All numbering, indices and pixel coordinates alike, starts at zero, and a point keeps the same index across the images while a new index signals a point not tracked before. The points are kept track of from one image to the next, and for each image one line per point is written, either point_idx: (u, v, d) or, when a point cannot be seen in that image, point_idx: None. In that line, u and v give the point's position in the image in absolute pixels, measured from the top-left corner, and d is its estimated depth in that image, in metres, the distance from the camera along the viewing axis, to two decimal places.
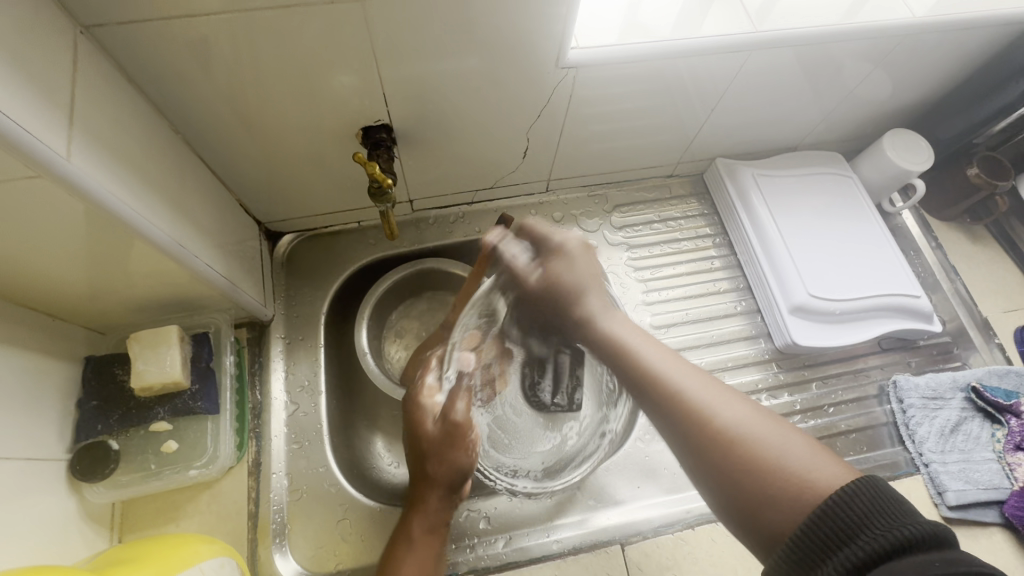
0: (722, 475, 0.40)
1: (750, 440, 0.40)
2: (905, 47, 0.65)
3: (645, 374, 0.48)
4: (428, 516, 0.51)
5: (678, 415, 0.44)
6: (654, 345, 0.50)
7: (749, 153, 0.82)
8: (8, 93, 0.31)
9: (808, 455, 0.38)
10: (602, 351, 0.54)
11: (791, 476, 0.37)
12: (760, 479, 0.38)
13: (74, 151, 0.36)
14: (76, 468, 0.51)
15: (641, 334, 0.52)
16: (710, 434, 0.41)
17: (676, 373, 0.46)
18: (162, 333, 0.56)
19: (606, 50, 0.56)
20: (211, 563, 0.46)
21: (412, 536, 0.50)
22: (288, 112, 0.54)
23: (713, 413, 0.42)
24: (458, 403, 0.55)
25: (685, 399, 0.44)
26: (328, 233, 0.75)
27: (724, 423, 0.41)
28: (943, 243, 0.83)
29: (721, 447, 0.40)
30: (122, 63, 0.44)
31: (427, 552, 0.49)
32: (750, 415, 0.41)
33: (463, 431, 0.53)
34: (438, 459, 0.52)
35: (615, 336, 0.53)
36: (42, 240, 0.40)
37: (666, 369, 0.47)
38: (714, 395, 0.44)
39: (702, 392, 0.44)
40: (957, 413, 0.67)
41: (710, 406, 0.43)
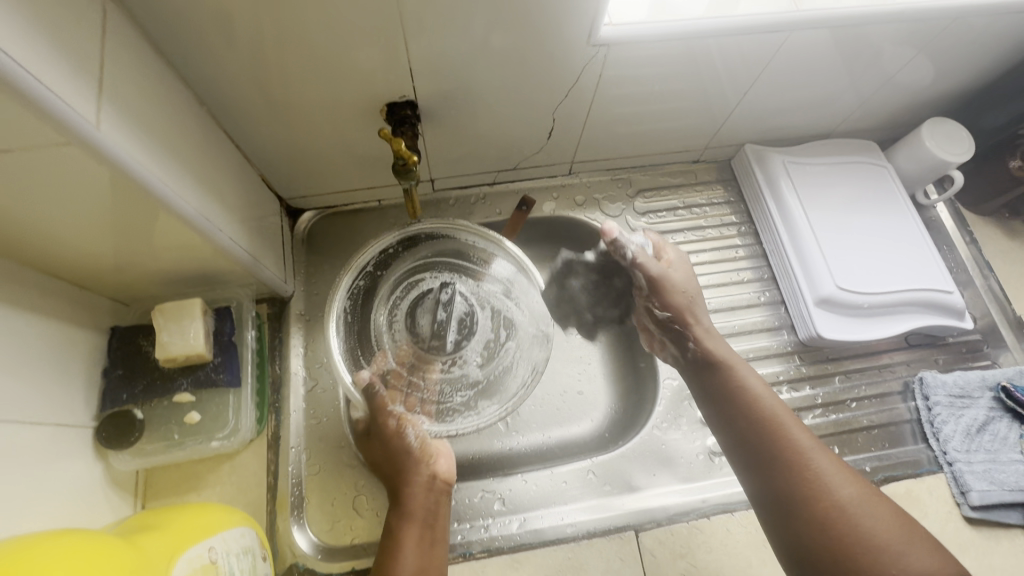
0: (820, 543, 0.45)
1: (864, 523, 0.45)
2: (951, 31, 0.62)
3: (765, 425, 0.52)
4: (404, 506, 0.53)
5: (793, 484, 0.48)
6: (772, 398, 0.54)
7: (779, 139, 0.80)
8: (37, 57, 0.31)
9: (906, 544, 0.44)
10: (713, 392, 0.57)
11: (893, 563, 0.43)
12: (862, 559, 0.44)
13: (103, 120, 0.36)
14: (102, 435, 0.52)
15: (768, 391, 0.55)
16: (816, 504, 0.47)
17: (797, 438, 0.51)
18: (186, 306, 0.56)
19: (640, 27, 0.54)
20: (234, 533, 0.48)
21: (398, 527, 0.52)
22: (313, 86, 0.53)
23: (830, 486, 0.47)
24: (382, 401, 0.57)
25: (808, 468, 0.49)
26: (349, 211, 0.75)
27: (833, 497, 0.47)
28: (978, 237, 0.80)
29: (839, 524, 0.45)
30: (148, 31, 0.44)
31: (417, 535, 0.51)
32: (861, 497, 0.47)
33: (393, 431, 0.56)
34: (388, 456, 0.56)
35: (734, 381, 0.56)
36: (70, 209, 0.40)
37: (794, 438, 0.51)
38: (833, 470, 0.48)
39: (816, 464, 0.49)
40: (985, 412, 0.65)
41: (824, 480, 0.48)
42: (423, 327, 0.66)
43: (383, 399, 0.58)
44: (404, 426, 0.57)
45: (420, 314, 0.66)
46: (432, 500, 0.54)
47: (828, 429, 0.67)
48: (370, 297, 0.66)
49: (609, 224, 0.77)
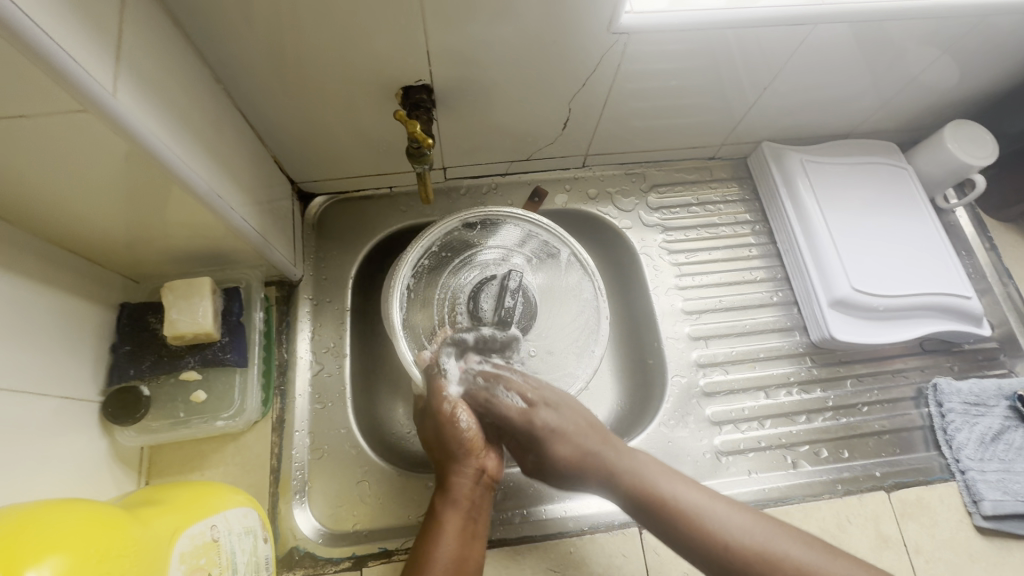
0: None
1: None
2: (978, 31, 0.61)
3: (692, 525, 0.49)
4: (451, 493, 0.53)
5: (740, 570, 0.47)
6: (688, 488, 0.52)
7: (797, 138, 0.79)
8: (57, 24, 0.31)
9: None
10: (633, 506, 0.52)
11: None
12: None
13: (120, 90, 0.36)
14: (108, 412, 0.52)
15: (670, 475, 0.53)
16: None
17: (723, 514, 0.50)
18: (196, 284, 0.56)
19: (661, 16, 0.53)
20: (236, 513, 0.48)
21: (440, 513, 0.52)
22: (330, 68, 0.53)
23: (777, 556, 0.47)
24: (439, 385, 0.55)
25: (745, 545, 0.48)
26: (360, 197, 0.75)
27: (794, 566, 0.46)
28: (998, 244, 0.78)
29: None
30: (167, 5, 0.44)
31: (458, 526, 0.51)
32: (801, 549, 0.48)
33: (447, 416, 0.54)
34: (442, 443, 0.55)
35: (648, 483, 0.52)
36: (83, 180, 0.40)
37: (714, 511, 0.50)
38: (763, 531, 0.49)
39: (759, 539, 0.48)
40: (1001, 421, 0.64)
41: (777, 552, 0.47)
42: (484, 312, 0.63)
43: (439, 377, 0.56)
44: (459, 412, 0.55)
45: (482, 298, 0.64)
46: (478, 492, 0.53)
47: (838, 433, 0.66)
48: (431, 278, 0.65)
49: (621, 218, 0.77)
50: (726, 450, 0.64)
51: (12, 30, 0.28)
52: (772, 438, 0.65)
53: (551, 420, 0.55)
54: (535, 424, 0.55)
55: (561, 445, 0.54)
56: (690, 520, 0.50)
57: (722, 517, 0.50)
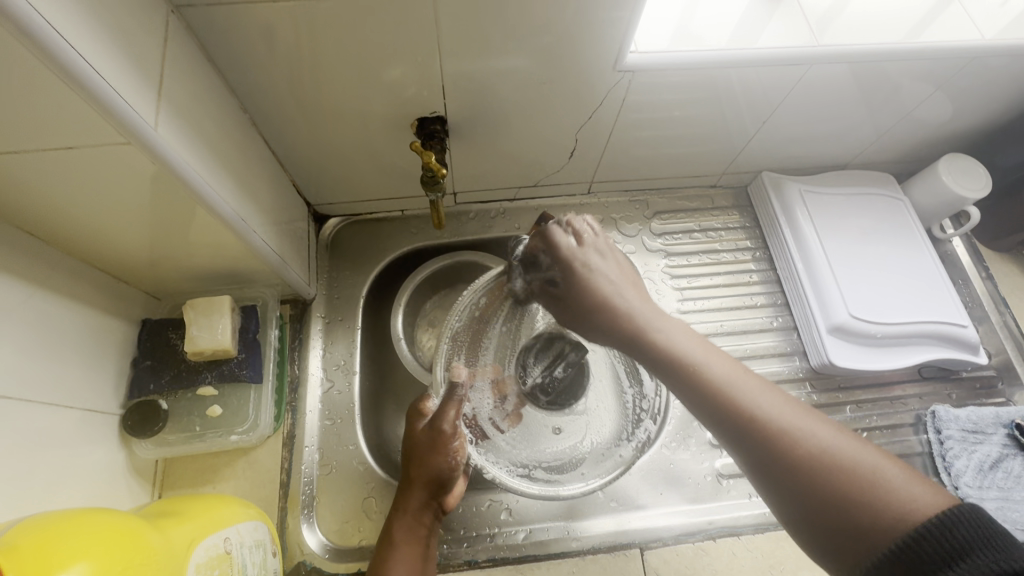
0: (806, 512, 0.35)
1: (840, 460, 0.35)
2: (970, 70, 0.63)
3: (705, 384, 0.41)
4: (408, 518, 0.54)
5: (749, 434, 0.38)
6: (720, 359, 0.43)
7: (796, 168, 0.81)
8: (109, 66, 0.34)
9: (911, 485, 0.33)
10: (649, 361, 0.46)
11: (897, 511, 0.32)
12: (863, 509, 0.33)
13: (160, 123, 0.39)
14: (127, 423, 0.54)
15: (726, 364, 0.43)
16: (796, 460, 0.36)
17: (739, 385, 0.41)
18: (215, 302, 0.58)
19: (664, 56, 0.56)
20: (248, 525, 0.49)
21: (394, 535, 0.53)
22: (349, 100, 0.56)
23: (791, 436, 0.37)
24: (449, 410, 0.54)
25: (759, 417, 0.38)
26: (372, 219, 0.77)
27: (808, 445, 0.36)
28: (994, 274, 0.80)
29: (817, 473, 0.35)
30: (202, 42, 0.47)
31: (411, 554, 0.52)
32: (832, 435, 0.36)
33: (444, 438, 0.54)
34: (419, 462, 0.54)
35: (670, 346, 0.45)
36: (117, 203, 0.43)
37: (732, 384, 0.41)
38: (791, 413, 0.38)
39: (776, 412, 0.38)
40: (999, 449, 0.65)
41: (791, 426, 0.37)
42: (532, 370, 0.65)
43: (454, 401, 0.54)
44: (455, 441, 0.55)
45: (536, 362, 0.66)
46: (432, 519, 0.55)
47: None
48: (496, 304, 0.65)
49: (625, 243, 0.79)
50: (727, 473, 0.64)
51: (72, 73, 0.31)
52: None
53: (601, 265, 0.53)
54: (581, 265, 0.53)
55: (597, 272, 0.52)
56: (710, 386, 0.41)
57: (740, 391, 0.40)
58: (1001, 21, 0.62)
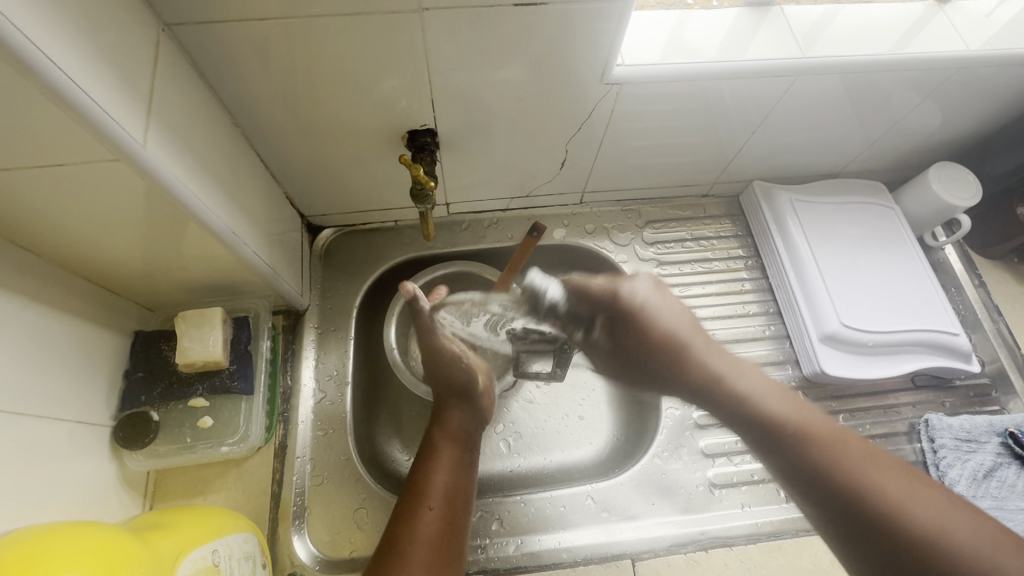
0: (875, 550, 0.45)
1: (934, 527, 0.43)
2: (956, 80, 0.64)
3: (782, 428, 0.55)
4: (445, 428, 0.60)
5: (821, 480, 0.50)
6: (785, 403, 0.57)
7: (787, 176, 0.82)
8: (99, 85, 0.35)
9: (949, 515, 0.44)
10: (728, 415, 0.60)
11: (952, 545, 0.42)
12: (926, 551, 0.42)
13: (149, 140, 0.39)
14: (120, 435, 0.55)
15: (852, 437, 0.52)
16: (872, 504, 0.46)
17: (857, 456, 0.50)
18: (207, 314, 0.59)
19: (652, 68, 0.56)
20: (237, 538, 0.50)
21: (437, 443, 0.58)
22: (341, 114, 0.57)
23: (902, 505, 0.45)
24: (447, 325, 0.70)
25: (838, 460, 0.50)
26: (366, 229, 0.78)
27: (875, 492, 0.47)
28: (987, 281, 0.80)
29: (876, 514, 0.46)
30: (194, 59, 0.47)
31: (451, 455, 0.57)
32: (941, 509, 0.45)
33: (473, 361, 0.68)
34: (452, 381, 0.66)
35: (750, 400, 0.58)
36: (108, 218, 0.44)
37: (851, 456, 0.50)
38: (901, 486, 0.47)
39: (847, 458, 0.50)
40: (992, 458, 0.64)
41: (863, 475, 0.48)
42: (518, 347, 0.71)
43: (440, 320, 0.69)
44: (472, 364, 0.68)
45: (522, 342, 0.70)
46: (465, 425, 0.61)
47: None
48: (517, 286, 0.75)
49: (618, 253, 0.79)
50: (720, 483, 0.64)
51: (60, 93, 0.32)
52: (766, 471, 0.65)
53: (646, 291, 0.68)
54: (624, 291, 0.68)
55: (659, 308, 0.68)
56: (797, 440, 0.53)
57: (860, 463, 0.49)
58: (986, 32, 0.62)
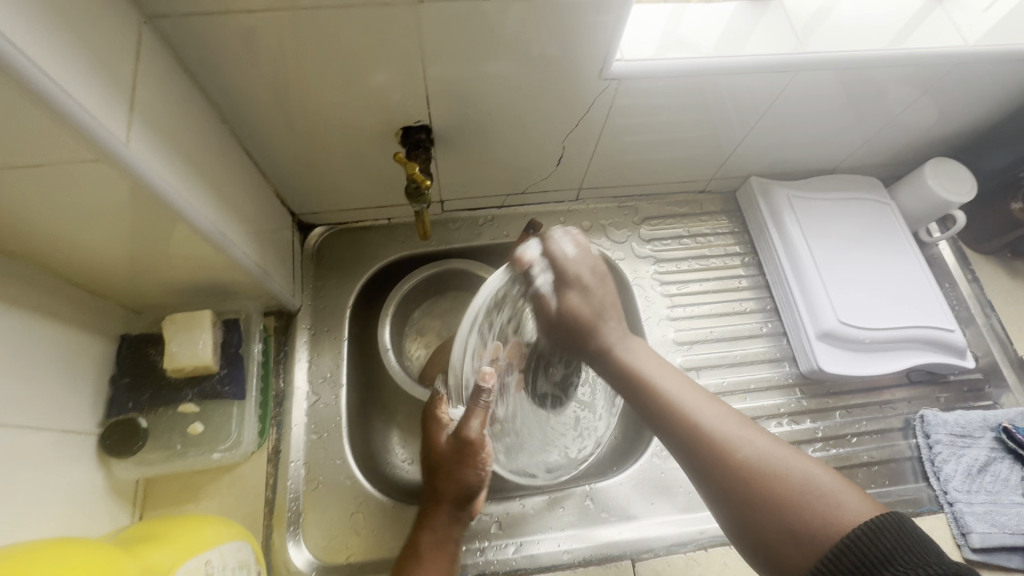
0: (743, 509, 0.41)
1: (775, 467, 0.41)
2: (953, 76, 0.64)
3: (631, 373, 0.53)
4: (437, 533, 0.52)
5: (704, 448, 0.45)
6: (665, 371, 0.52)
7: (783, 172, 0.81)
8: (79, 82, 0.33)
9: (835, 490, 0.39)
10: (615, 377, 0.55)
11: (817, 507, 0.38)
12: (777, 492, 0.40)
13: (132, 138, 0.38)
14: (105, 443, 0.53)
15: (664, 367, 0.53)
16: (727, 455, 0.43)
17: (660, 377, 0.52)
18: (196, 317, 0.57)
19: (649, 63, 0.55)
20: (230, 546, 0.48)
21: (420, 549, 0.51)
22: (332, 110, 0.55)
23: (730, 443, 0.44)
24: (473, 416, 0.52)
25: (697, 421, 0.46)
26: (358, 227, 0.76)
27: (749, 454, 0.43)
28: (980, 276, 0.81)
29: (752, 474, 0.41)
30: (179, 52, 0.46)
31: (436, 563, 0.50)
32: (768, 446, 0.43)
33: (474, 447, 0.53)
34: (447, 475, 0.53)
35: (634, 364, 0.54)
36: (90, 220, 0.42)
37: (650, 374, 0.52)
38: (728, 424, 0.45)
39: (722, 426, 0.45)
40: (986, 453, 0.65)
41: (736, 439, 0.44)
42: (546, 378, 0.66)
43: (480, 409, 0.51)
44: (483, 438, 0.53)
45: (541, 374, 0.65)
46: (460, 534, 0.54)
47: (828, 464, 0.67)
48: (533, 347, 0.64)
49: (615, 250, 0.79)
50: None
51: (36, 92, 0.30)
52: None
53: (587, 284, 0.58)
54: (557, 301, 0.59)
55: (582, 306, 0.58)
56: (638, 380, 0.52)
57: (669, 389, 0.50)
58: (984, 27, 0.62)
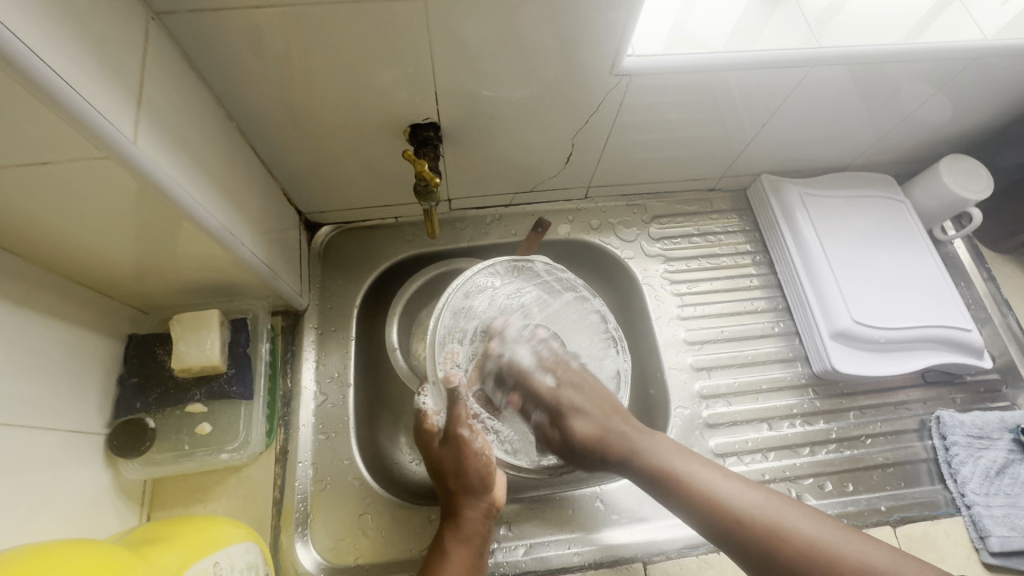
0: None
1: (828, 549, 0.46)
2: (970, 71, 0.62)
3: (663, 472, 0.53)
4: (462, 530, 0.52)
5: (764, 547, 0.47)
6: (693, 464, 0.53)
7: (795, 170, 0.80)
8: (87, 79, 0.33)
9: (887, 557, 0.45)
10: (642, 477, 0.54)
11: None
12: (850, 574, 0.45)
13: (140, 136, 0.37)
14: (114, 443, 0.53)
15: (682, 451, 0.54)
16: (790, 548, 0.46)
17: (694, 470, 0.52)
18: (204, 317, 0.57)
19: (661, 59, 0.55)
20: (239, 548, 0.47)
21: (447, 545, 0.51)
22: (339, 107, 0.55)
23: (786, 534, 0.47)
24: (460, 412, 0.55)
25: (748, 518, 0.48)
26: (365, 226, 0.76)
27: (805, 542, 0.46)
28: (996, 275, 0.79)
29: (817, 564, 0.45)
30: (186, 49, 0.45)
31: (468, 562, 0.50)
32: (815, 526, 0.47)
33: (467, 442, 0.53)
34: (454, 471, 0.53)
35: (662, 461, 0.53)
36: (97, 219, 0.41)
37: (681, 466, 0.53)
38: (773, 508, 0.49)
39: (771, 514, 0.48)
40: (1004, 454, 0.63)
41: (785, 527, 0.47)
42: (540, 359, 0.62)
43: (461, 404, 0.55)
44: (476, 435, 0.54)
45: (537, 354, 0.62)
46: (486, 529, 0.53)
47: (842, 466, 0.66)
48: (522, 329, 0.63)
49: (624, 249, 0.78)
50: None
51: (43, 89, 0.29)
52: (776, 470, 0.65)
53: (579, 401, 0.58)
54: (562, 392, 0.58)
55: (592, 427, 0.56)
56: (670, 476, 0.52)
57: (706, 481, 0.51)
58: (1002, 20, 0.61)
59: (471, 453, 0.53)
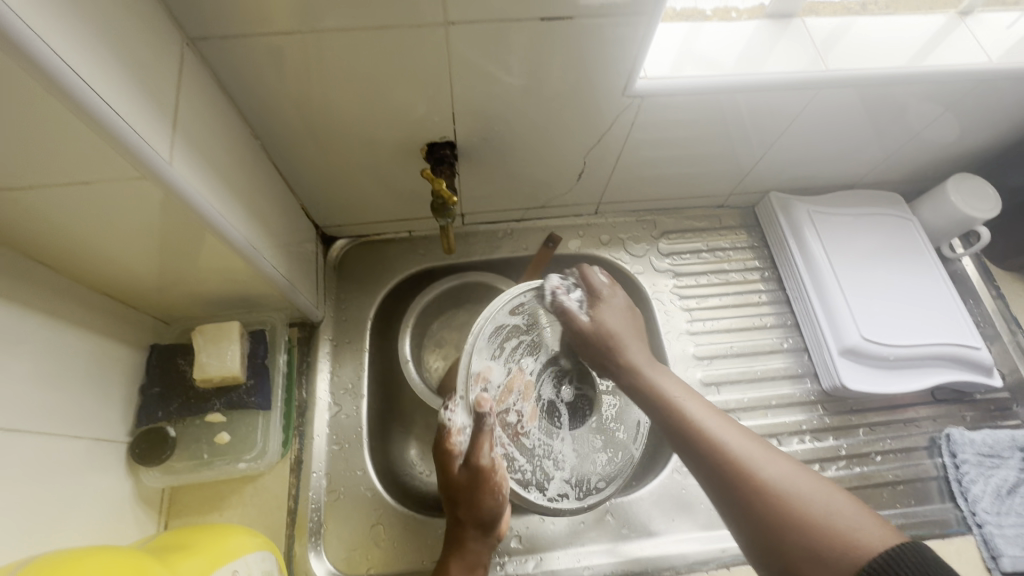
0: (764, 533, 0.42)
1: (793, 496, 0.42)
2: (977, 93, 0.64)
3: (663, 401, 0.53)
4: (467, 558, 0.54)
5: (724, 473, 0.46)
6: (694, 399, 0.53)
7: (803, 187, 0.81)
8: (129, 104, 0.34)
9: (856, 519, 0.40)
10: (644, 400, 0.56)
11: (837, 536, 0.39)
12: (796, 521, 0.41)
13: (175, 156, 0.39)
14: (135, 451, 0.54)
15: (690, 392, 0.54)
16: (748, 481, 0.44)
17: (693, 406, 0.52)
18: (225, 328, 0.59)
19: (673, 82, 0.56)
20: (255, 556, 0.48)
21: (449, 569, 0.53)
22: (359, 127, 0.57)
23: (754, 470, 0.45)
24: (483, 445, 0.53)
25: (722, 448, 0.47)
26: (379, 240, 0.77)
27: (768, 481, 0.44)
28: (1005, 293, 0.80)
29: (770, 502, 0.43)
30: (216, 72, 0.47)
31: None
32: (794, 475, 0.44)
33: (488, 474, 0.53)
34: (464, 503, 0.53)
35: (661, 390, 0.54)
36: (129, 233, 0.43)
37: (680, 401, 0.53)
38: (756, 452, 0.46)
39: (748, 451, 0.46)
40: (1016, 473, 0.63)
41: (756, 463, 0.45)
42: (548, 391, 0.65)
43: (487, 433, 0.53)
44: (496, 467, 0.54)
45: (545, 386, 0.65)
46: (489, 558, 0.55)
47: (852, 482, 0.66)
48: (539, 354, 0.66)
49: (633, 264, 0.79)
50: None
51: (90, 115, 0.31)
52: None
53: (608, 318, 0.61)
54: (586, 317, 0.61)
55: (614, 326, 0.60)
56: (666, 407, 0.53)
57: (695, 414, 0.51)
58: (1007, 44, 0.62)
59: (487, 489, 0.53)
